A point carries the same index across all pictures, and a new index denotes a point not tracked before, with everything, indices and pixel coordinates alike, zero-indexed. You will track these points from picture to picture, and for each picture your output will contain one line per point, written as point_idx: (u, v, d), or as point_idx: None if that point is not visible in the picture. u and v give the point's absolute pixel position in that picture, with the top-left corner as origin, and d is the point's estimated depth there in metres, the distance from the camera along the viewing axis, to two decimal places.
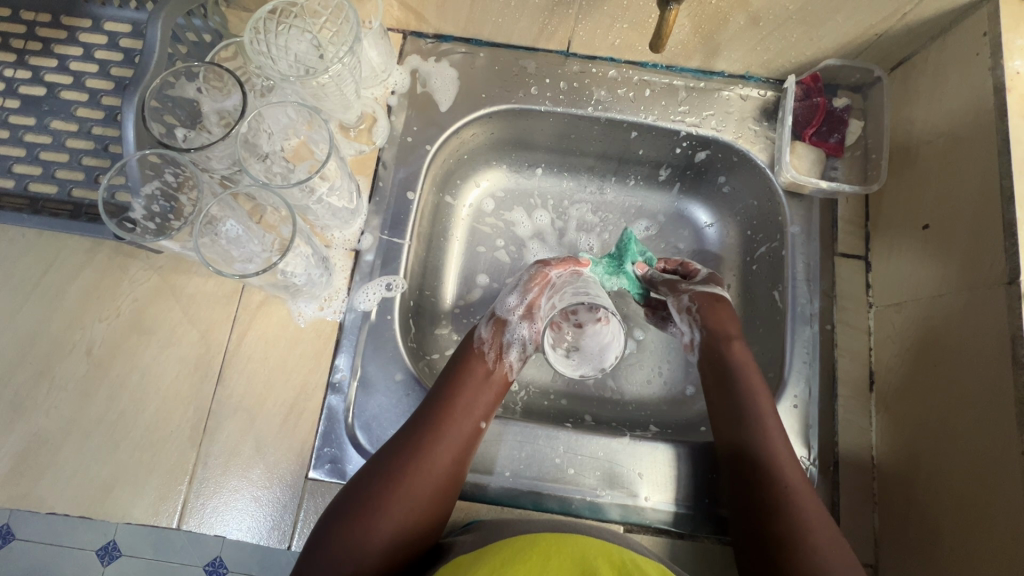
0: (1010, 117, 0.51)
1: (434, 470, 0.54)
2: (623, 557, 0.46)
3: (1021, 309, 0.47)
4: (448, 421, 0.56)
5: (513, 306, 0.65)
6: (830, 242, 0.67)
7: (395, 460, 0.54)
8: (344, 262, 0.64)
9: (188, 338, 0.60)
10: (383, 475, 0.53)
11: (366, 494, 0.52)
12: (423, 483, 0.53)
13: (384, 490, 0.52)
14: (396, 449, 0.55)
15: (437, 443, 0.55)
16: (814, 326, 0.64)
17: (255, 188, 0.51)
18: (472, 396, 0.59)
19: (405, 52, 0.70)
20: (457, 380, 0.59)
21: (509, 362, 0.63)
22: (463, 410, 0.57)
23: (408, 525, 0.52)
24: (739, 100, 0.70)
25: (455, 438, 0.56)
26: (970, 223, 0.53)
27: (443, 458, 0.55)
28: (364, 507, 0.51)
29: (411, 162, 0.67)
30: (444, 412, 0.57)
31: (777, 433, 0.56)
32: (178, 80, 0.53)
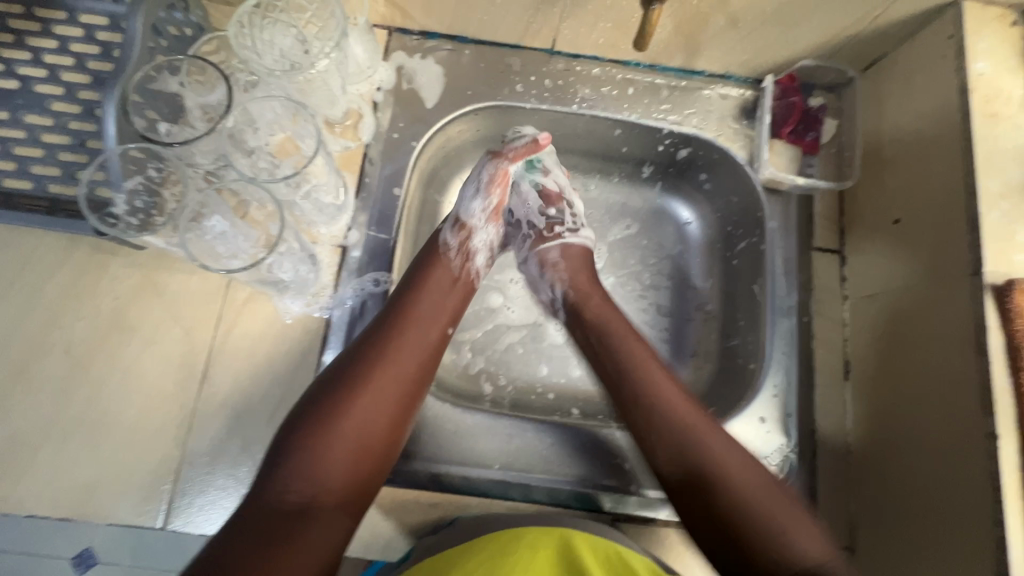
0: (974, 116, 0.53)
1: (399, 372, 0.55)
2: (610, 551, 0.47)
3: (985, 298, 0.49)
4: (412, 327, 0.57)
5: (480, 211, 0.66)
6: (806, 237, 0.69)
7: (360, 360, 0.54)
8: (331, 258, 0.63)
9: (172, 336, 0.60)
10: (346, 377, 0.53)
11: (330, 394, 0.52)
12: (391, 385, 0.54)
13: (349, 393, 0.52)
14: (359, 352, 0.55)
15: (401, 347, 0.56)
16: (792, 319, 0.66)
17: (243, 182, 0.51)
18: (433, 302, 0.60)
19: (390, 48, 0.70)
20: (419, 285, 0.60)
21: (473, 268, 0.66)
22: (426, 316, 0.59)
23: (375, 424, 0.53)
24: (719, 99, 0.71)
25: (419, 344, 0.57)
26: (939, 217, 0.55)
27: (409, 359, 0.56)
28: (329, 409, 0.51)
29: (398, 159, 0.67)
30: (406, 318, 0.58)
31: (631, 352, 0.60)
32: (159, 74, 0.52)
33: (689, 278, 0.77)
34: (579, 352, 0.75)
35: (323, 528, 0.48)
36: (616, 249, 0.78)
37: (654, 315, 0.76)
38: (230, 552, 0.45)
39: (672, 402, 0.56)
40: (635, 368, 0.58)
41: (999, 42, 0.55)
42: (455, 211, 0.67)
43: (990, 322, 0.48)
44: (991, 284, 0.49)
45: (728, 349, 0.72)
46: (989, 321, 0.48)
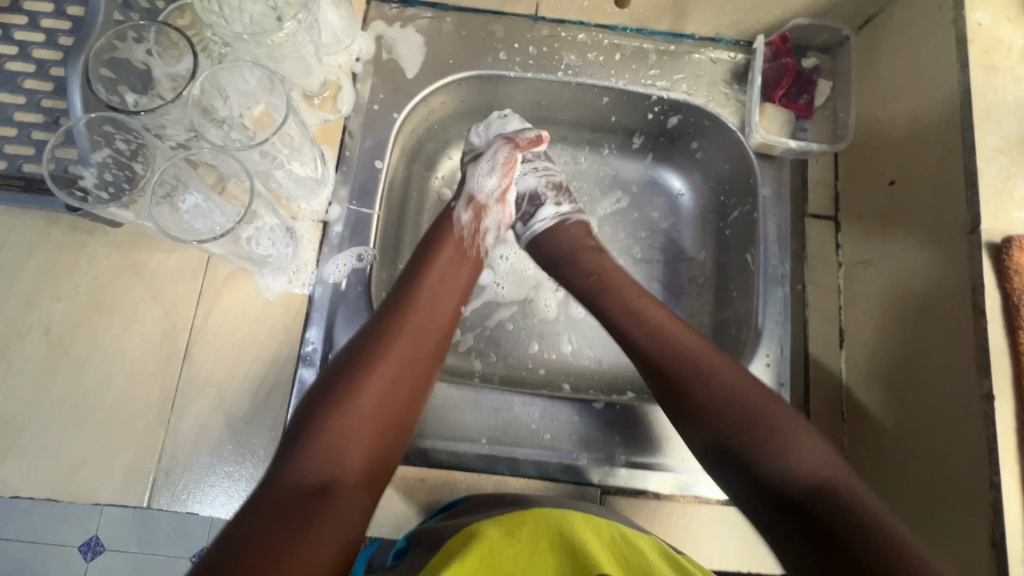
0: (971, 69, 0.51)
1: (416, 341, 0.54)
2: (613, 533, 0.47)
3: (981, 258, 0.47)
4: (423, 300, 0.57)
5: (491, 188, 0.66)
6: (800, 203, 0.67)
7: (374, 337, 0.53)
8: (312, 233, 0.62)
9: (153, 314, 0.59)
10: (360, 357, 0.52)
11: (345, 373, 0.51)
12: (409, 357, 0.53)
13: (364, 370, 0.51)
14: (370, 331, 0.53)
15: (415, 320, 0.55)
16: (785, 287, 0.64)
17: (211, 151, 0.49)
18: (443, 280, 0.59)
19: (369, 18, 0.68)
20: (429, 262, 0.60)
21: (483, 246, 0.65)
22: (438, 289, 0.58)
23: (394, 398, 0.51)
24: (710, 63, 0.69)
25: (433, 315, 0.56)
26: (933, 176, 0.53)
27: (425, 332, 0.55)
28: (344, 386, 0.50)
29: (379, 131, 0.65)
30: (416, 297, 0.57)
31: (627, 294, 0.59)
32: (123, 41, 0.50)
33: (681, 250, 0.76)
34: (571, 327, 0.75)
35: (343, 509, 0.46)
36: (607, 222, 0.77)
37: (645, 289, 0.74)
38: (248, 526, 0.42)
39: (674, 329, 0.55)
40: (637, 305, 0.58)
41: None
42: (466, 184, 0.66)
43: (986, 282, 0.47)
44: (987, 242, 0.47)
45: (721, 321, 0.70)
46: (986, 281, 0.47)
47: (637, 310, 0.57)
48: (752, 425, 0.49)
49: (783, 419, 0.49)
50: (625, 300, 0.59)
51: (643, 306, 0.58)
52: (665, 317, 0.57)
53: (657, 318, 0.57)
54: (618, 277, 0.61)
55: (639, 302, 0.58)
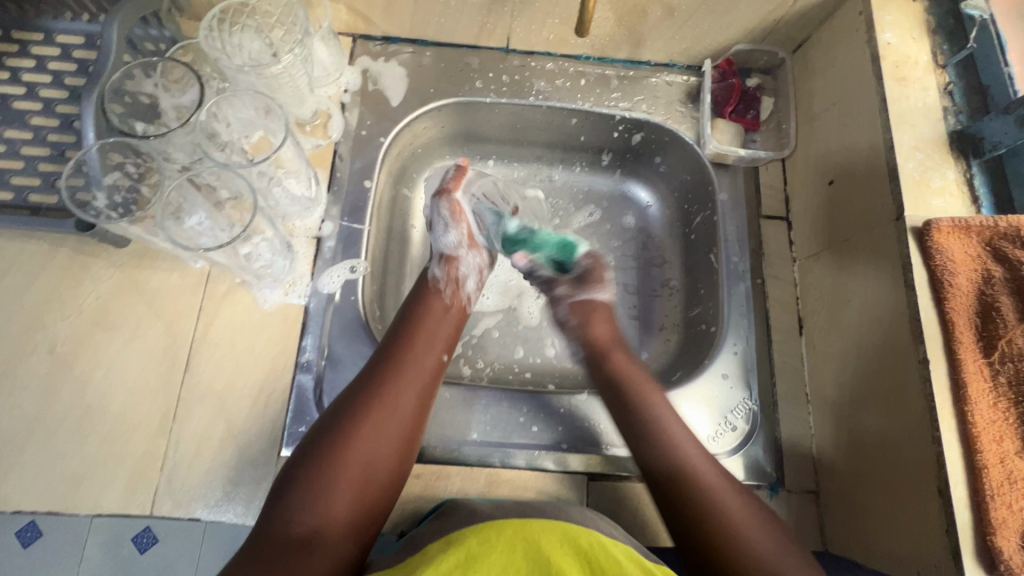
0: (885, 80, 0.58)
1: (401, 402, 0.55)
2: (590, 541, 0.43)
3: (908, 240, 0.53)
4: (408, 357, 0.58)
5: (455, 243, 0.69)
6: (754, 206, 0.73)
7: (360, 396, 0.55)
8: (307, 248, 0.66)
9: (154, 331, 0.62)
10: (353, 406, 0.54)
11: (339, 421, 0.53)
12: (394, 415, 0.54)
13: (356, 421, 0.53)
14: (364, 380, 0.56)
15: (401, 377, 0.56)
16: (747, 282, 0.70)
17: (217, 170, 0.55)
18: (433, 330, 0.62)
19: (355, 53, 0.74)
20: (414, 322, 0.62)
21: (465, 293, 0.68)
22: (422, 347, 0.60)
23: (381, 453, 0.52)
24: (666, 86, 0.77)
25: (419, 373, 0.58)
26: (863, 173, 0.60)
27: (410, 387, 0.56)
28: (338, 436, 0.52)
29: (368, 154, 0.71)
30: (408, 344, 0.59)
31: (628, 370, 0.64)
32: (135, 74, 0.55)
33: (651, 256, 0.82)
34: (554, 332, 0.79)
35: (326, 566, 0.47)
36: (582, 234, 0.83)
37: (621, 293, 0.80)
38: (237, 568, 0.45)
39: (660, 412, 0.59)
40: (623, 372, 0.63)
41: (901, 15, 0.61)
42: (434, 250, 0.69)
43: (914, 260, 0.53)
44: (913, 228, 0.53)
45: (691, 318, 0.76)
46: (914, 260, 0.53)
47: (627, 377, 0.63)
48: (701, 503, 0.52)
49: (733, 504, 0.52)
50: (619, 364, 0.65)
51: (630, 374, 0.63)
52: (656, 396, 0.61)
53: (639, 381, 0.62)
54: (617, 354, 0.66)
55: (629, 371, 0.64)
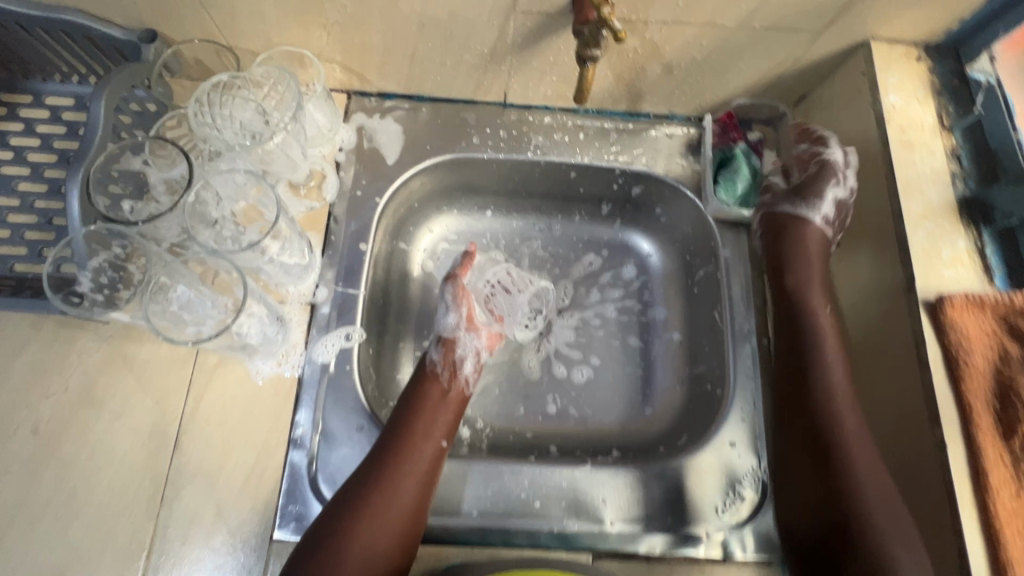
0: (892, 145, 0.57)
1: (398, 496, 0.56)
2: None
3: (920, 314, 0.52)
4: (406, 447, 0.59)
5: (454, 324, 0.69)
6: (756, 263, 0.72)
7: (359, 491, 0.56)
8: (300, 316, 0.64)
9: (142, 407, 0.60)
10: (348, 506, 0.55)
11: (334, 524, 0.54)
12: (392, 510, 0.56)
13: (351, 523, 0.54)
14: (360, 477, 0.57)
15: (399, 470, 0.58)
16: (752, 342, 0.69)
17: (201, 253, 0.52)
18: (432, 419, 0.62)
19: (350, 110, 0.73)
20: (414, 407, 0.62)
21: (463, 376, 0.67)
22: (421, 434, 0.60)
23: (379, 548, 0.54)
24: (666, 139, 0.75)
25: (418, 463, 0.59)
26: (871, 239, 0.59)
27: (407, 480, 0.57)
28: (333, 539, 0.54)
29: (363, 215, 0.69)
30: (406, 438, 0.60)
31: (826, 338, 0.62)
32: (122, 154, 0.54)
33: (653, 308, 0.80)
34: (556, 387, 0.76)
35: None
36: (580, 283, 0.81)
37: (623, 346, 0.78)
38: None
39: (830, 379, 0.60)
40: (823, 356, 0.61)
41: (905, 76, 0.60)
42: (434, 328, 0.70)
43: (928, 337, 0.51)
44: (924, 300, 0.52)
45: (695, 375, 0.74)
46: (927, 337, 0.51)
47: (825, 360, 0.61)
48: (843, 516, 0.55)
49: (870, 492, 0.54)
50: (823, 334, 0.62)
51: (827, 359, 0.61)
52: (842, 381, 0.60)
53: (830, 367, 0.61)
54: (819, 303, 0.64)
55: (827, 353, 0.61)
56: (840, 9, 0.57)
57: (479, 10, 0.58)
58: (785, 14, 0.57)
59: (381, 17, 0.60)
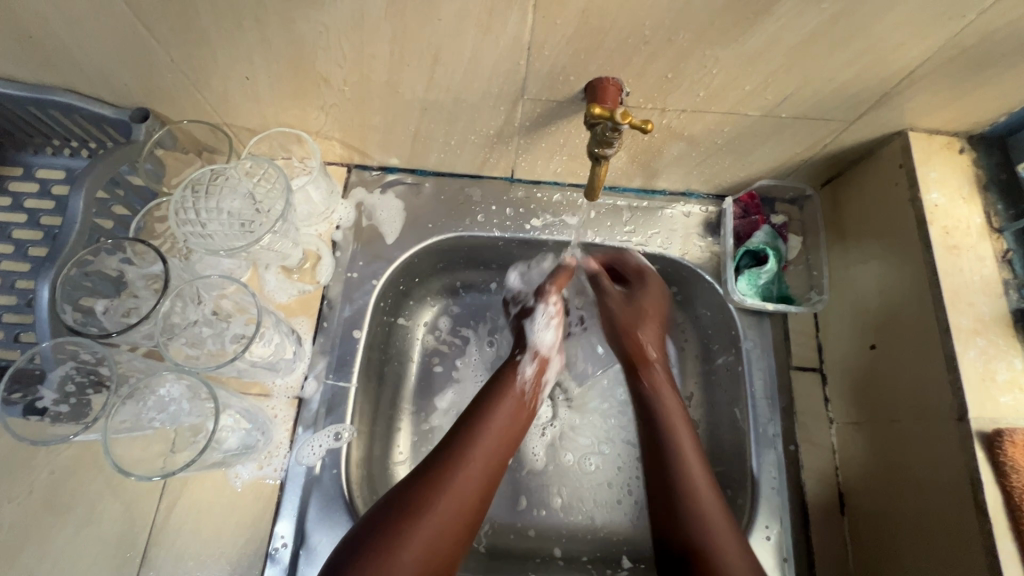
0: (935, 250, 0.52)
1: (471, 472, 0.52)
2: None
3: (974, 450, 0.46)
4: (484, 423, 0.56)
5: (549, 343, 0.68)
6: (784, 355, 0.65)
7: (433, 465, 0.52)
8: (286, 411, 0.60)
9: (111, 513, 0.55)
10: (405, 504, 0.49)
11: (383, 531, 0.48)
12: (465, 484, 0.52)
13: (414, 508, 0.49)
14: (421, 474, 0.52)
15: (477, 446, 0.54)
16: (778, 449, 0.61)
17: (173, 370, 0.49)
18: (501, 419, 0.57)
19: (349, 184, 0.70)
20: (502, 389, 0.60)
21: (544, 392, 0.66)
22: (503, 418, 0.57)
23: (446, 533, 0.49)
24: (683, 218, 0.70)
25: (492, 444, 0.55)
26: (912, 350, 0.53)
27: (481, 456, 0.54)
28: (394, 524, 0.48)
29: (357, 299, 0.65)
30: (471, 442, 0.54)
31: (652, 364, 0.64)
32: (97, 256, 0.51)
33: None
34: (560, 479, 0.70)
35: None
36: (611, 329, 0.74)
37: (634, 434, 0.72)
38: None
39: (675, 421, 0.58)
40: (668, 433, 0.57)
41: (947, 171, 0.55)
42: (526, 345, 0.67)
43: (984, 478, 0.45)
44: (979, 432, 0.46)
45: None
46: (984, 478, 0.45)
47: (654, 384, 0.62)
48: (673, 498, 0.53)
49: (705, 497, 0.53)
50: (649, 356, 0.65)
51: (660, 383, 0.62)
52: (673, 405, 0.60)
53: (667, 393, 0.61)
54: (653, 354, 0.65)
55: (659, 377, 0.63)
56: (877, 101, 0.52)
57: (485, 97, 0.54)
58: (817, 104, 0.53)
59: (382, 103, 0.56)
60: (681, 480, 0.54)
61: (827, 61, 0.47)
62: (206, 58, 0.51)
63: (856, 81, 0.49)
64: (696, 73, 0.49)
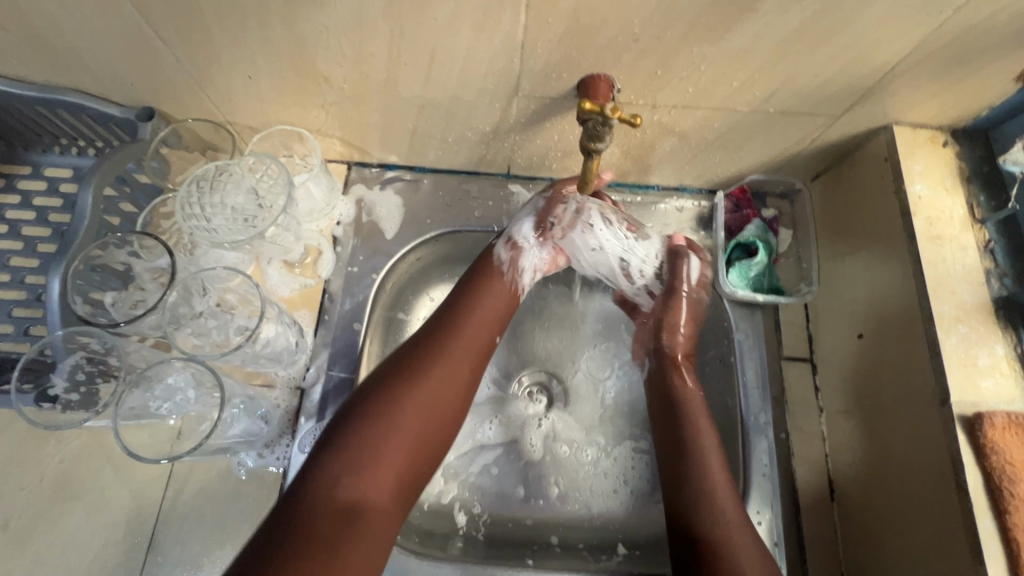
0: (919, 240, 0.54)
1: (446, 374, 0.55)
2: None
3: (956, 433, 0.47)
4: (456, 332, 0.58)
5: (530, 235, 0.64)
6: (775, 345, 0.67)
7: (403, 370, 0.54)
8: (288, 402, 0.61)
9: (119, 501, 0.56)
10: (385, 394, 0.53)
11: (358, 431, 0.50)
12: (438, 386, 0.54)
13: (388, 407, 0.52)
14: (388, 378, 0.54)
15: (447, 357, 0.56)
16: (769, 436, 0.62)
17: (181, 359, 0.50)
18: (483, 315, 0.60)
19: (350, 181, 0.71)
20: (475, 280, 0.63)
21: (520, 283, 0.65)
22: (474, 325, 0.59)
23: (424, 433, 0.52)
24: (676, 212, 0.72)
25: (464, 348, 0.58)
26: (899, 338, 0.55)
27: (454, 363, 0.56)
28: (370, 425, 0.51)
29: (357, 293, 0.66)
30: (443, 352, 0.56)
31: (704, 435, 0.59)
32: (106, 249, 0.53)
33: None
34: (557, 468, 0.71)
35: (372, 537, 0.47)
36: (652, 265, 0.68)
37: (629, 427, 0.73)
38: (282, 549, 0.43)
39: (711, 454, 0.57)
40: (705, 464, 0.56)
41: (931, 164, 0.57)
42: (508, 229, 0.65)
43: (966, 460, 0.47)
44: (961, 416, 0.48)
45: None
46: (965, 460, 0.47)
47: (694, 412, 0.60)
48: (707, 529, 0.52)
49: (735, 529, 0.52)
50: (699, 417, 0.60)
51: (701, 418, 0.60)
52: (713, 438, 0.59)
53: (706, 429, 0.59)
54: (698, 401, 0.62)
55: (704, 437, 0.59)
56: (862, 96, 0.54)
57: (480, 94, 0.56)
58: (803, 99, 0.54)
59: (380, 101, 0.58)
60: (714, 520, 0.53)
61: (810, 57, 0.49)
62: (211, 58, 0.53)
63: (839, 77, 0.51)
64: (685, 70, 0.51)
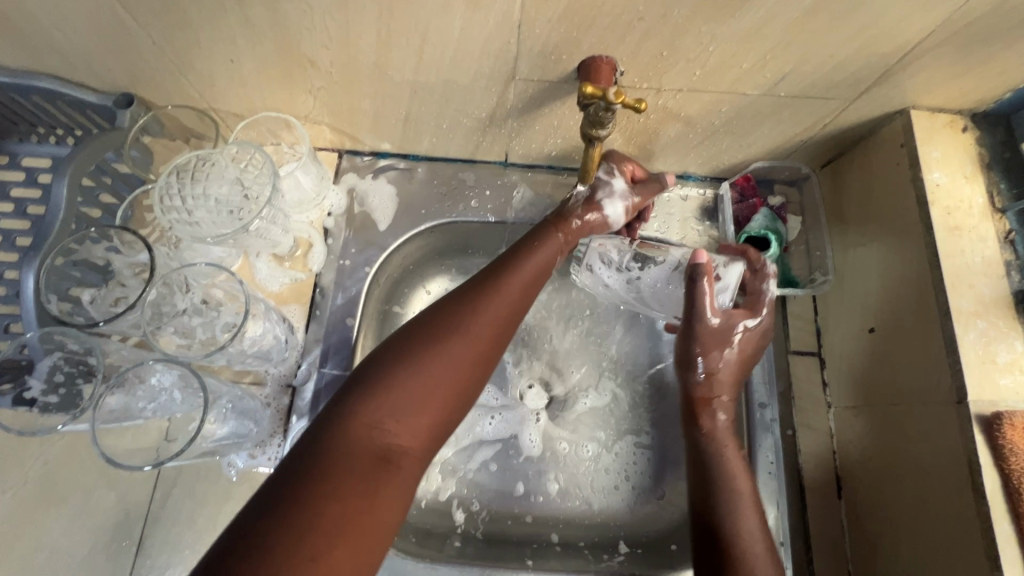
0: (936, 231, 0.51)
1: (493, 313, 0.49)
2: None
3: (974, 433, 0.46)
4: (507, 274, 0.52)
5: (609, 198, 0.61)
6: (780, 341, 0.65)
7: (445, 312, 0.48)
8: (279, 401, 0.60)
9: (106, 503, 0.55)
10: (426, 329, 0.46)
11: (390, 367, 0.43)
12: (485, 326, 0.48)
13: (429, 342, 0.45)
14: (428, 318, 0.47)
15: (497, 297, 0.50)
16: (776, 433, 0.60)
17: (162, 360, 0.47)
18: (537, 259, 0.54)
19: (341, 170, 0.69)
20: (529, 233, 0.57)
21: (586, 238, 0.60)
22: (530, 273, 0.53)
23: (467, 372, 0.46)
24: (680, 202, 0.69)
25: (510, 293, 0.50)
26: (913, 333, 0.52)
27: (503, 303, 0.50)
28: (408, 359, 0.44)
29: (350, 287, 0.64)
30: (490, 294, 0.50)
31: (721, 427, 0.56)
32: (83, 244, 0.50)
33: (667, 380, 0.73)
34: (557, 464, 0.70)
35: (403, 486, 0.40)
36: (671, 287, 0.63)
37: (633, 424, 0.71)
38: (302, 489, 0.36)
39: (728, 450, 0.55)
40: (722, 459, 0.54)
41: (949, 150, 0.54)
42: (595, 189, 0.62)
43: (983, 461, 0.45)
44: (979, 415, 0.46)
45: None
46: (982, 460, 0.45)
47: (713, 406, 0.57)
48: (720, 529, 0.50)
49: (748, 528, 0.50)
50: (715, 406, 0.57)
51: (718, 408, 0.57)
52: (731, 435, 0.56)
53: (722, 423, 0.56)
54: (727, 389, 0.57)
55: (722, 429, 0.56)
56: (879, 77, 0.51)
57: (475, 77, 0.53)
58: (817, 82, 0.51)
59: (370, 85, 0.55)
60: (730, 519, 0.50)
61: (826, 37, 0.46)
62: (189, 40, 0.50)
63: (856, 58, 0.48)
64: (692, 51, 0.48)
